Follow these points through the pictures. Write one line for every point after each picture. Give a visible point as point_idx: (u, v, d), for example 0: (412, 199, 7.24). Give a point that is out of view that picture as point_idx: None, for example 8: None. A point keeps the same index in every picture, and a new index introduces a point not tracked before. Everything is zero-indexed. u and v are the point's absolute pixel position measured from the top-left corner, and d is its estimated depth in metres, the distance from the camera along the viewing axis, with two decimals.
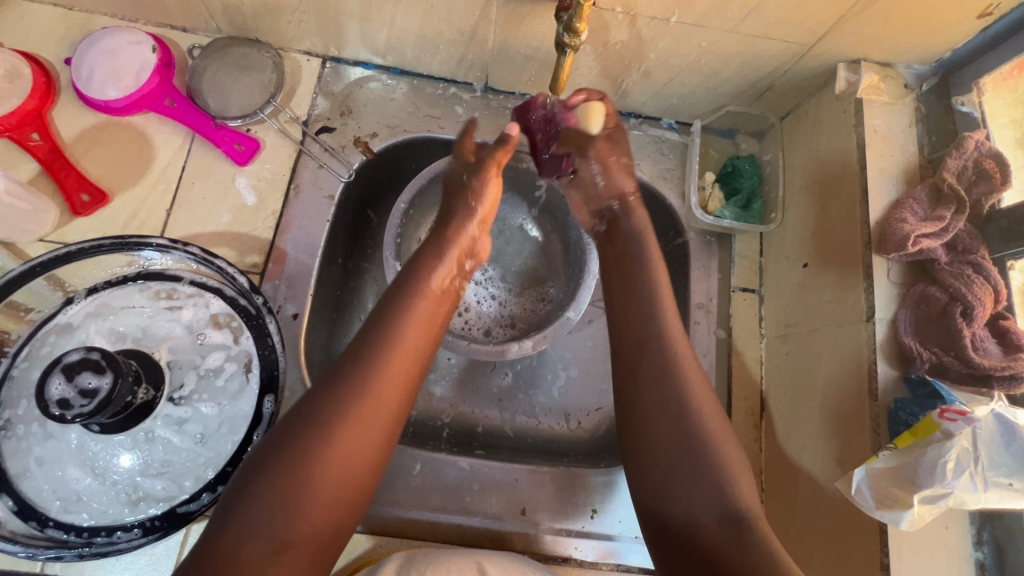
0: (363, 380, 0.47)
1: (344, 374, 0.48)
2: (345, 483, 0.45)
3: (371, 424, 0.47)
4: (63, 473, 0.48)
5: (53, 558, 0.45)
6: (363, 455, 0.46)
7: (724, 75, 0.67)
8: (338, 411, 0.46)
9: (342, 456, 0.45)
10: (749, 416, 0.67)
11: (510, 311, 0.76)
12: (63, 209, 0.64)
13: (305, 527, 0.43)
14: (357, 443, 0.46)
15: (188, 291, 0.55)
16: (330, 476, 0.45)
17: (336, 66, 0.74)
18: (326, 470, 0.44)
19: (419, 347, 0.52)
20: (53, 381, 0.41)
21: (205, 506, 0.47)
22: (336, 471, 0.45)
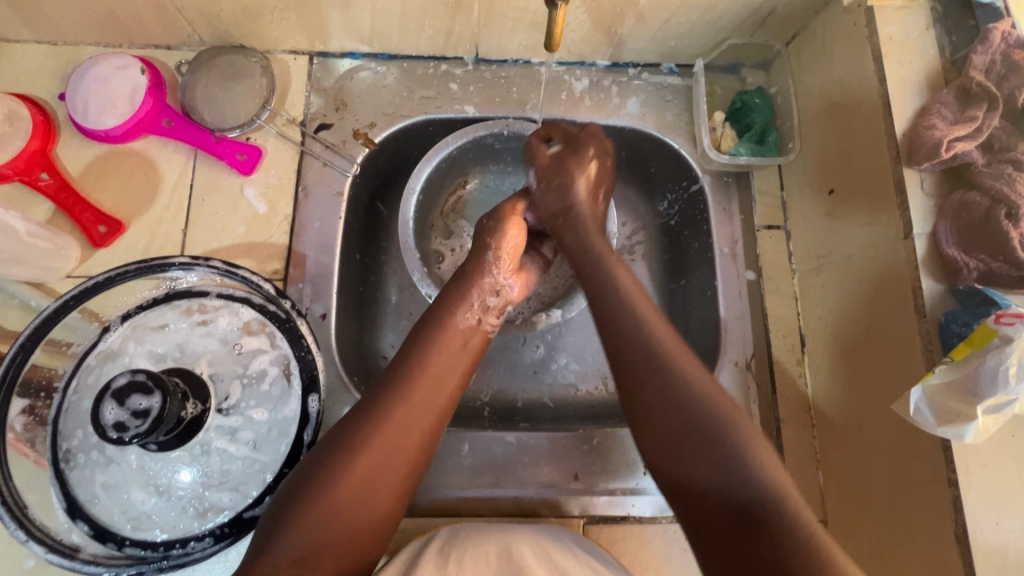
0: (400, 386, 0.52)
1: (375, 402, 0.51)
2: (369, 507, 0.47)
3: (393, 450, 0.49)
4: (129, 496, 0.49)
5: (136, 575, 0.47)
6: (386, 488, 0.48)
7: (721, 7, 0.65)
8: (379, 416, 0.50)
9: (367, 478, 0.47)
10: (790, 353, 0.66)
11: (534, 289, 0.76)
12: (83, 243, 0.64)
13: (324, 553, 0.45)
14: (396, 443, 0.49)
15: (214, 304, 0.55)
16: (355, 498, 0.47)
17: (324, 61, 0.72)
18: (344, 501, 0.46)
19: (455, 357, 0.55)
20: (106, 407, 0.42)
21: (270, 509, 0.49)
22: (349, 505, 0.46)
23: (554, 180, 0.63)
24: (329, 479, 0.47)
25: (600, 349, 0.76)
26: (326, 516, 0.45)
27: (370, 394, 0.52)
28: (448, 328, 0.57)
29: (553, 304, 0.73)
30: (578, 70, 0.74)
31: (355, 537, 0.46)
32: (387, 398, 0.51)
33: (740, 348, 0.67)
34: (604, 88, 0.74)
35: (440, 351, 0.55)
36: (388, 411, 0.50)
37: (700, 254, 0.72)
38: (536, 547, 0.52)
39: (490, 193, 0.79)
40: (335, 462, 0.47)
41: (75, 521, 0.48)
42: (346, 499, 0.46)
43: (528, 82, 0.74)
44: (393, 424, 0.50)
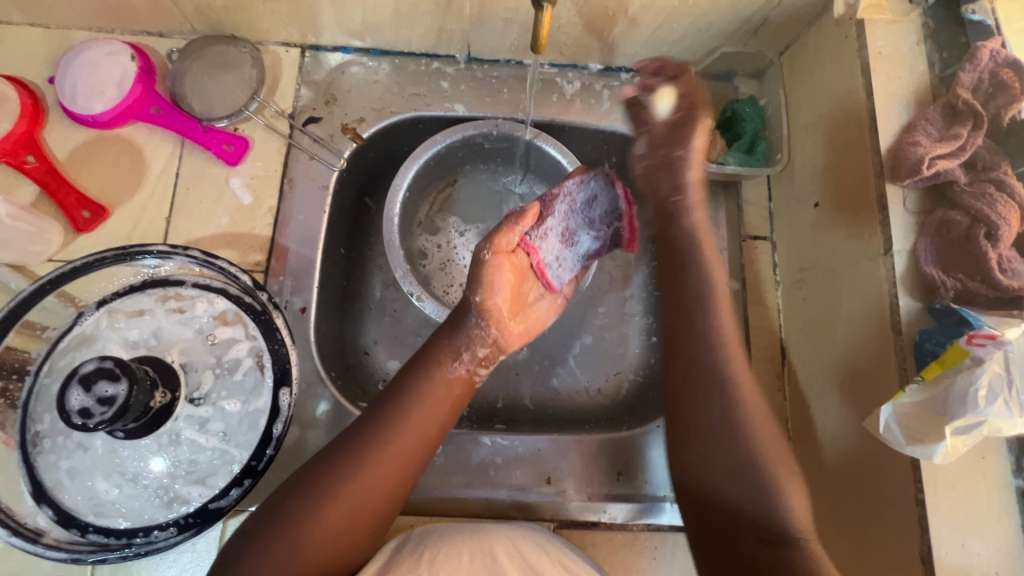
0: (386, 425, 0.51)
1: (355, 435, 0.51)
2: (342, 539, 0.47)
3: (372, 487, 0.49)
4: (93, 483, 0.49)
5: (100, 561, 0.47)
6: (362, 523, 0.48)
7: (715, 14, 0.64)
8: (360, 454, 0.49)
9: (343, 511, 0.48)
10: (771, 365, 0.66)
11: None
12: (67, 228, 0.64)
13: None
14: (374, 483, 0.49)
15: (187, 294, 0.55)
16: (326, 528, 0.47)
17: (316, 54, 0.72)
18: (302, 553, 0.46)
19: (443, 403, 0.54)
20: (72, 393, 0.43)
21: (234, 502, 0.49)
22: (324, 538, 0.47)
23: (668, 151, 0.61)
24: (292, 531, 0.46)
25: (583, 352, 0.76)
26: (279, 571, 0.45)
27: (340, 443, 0.51)
28: (433, 372, 0.55)
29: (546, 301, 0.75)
30: (570, 73, 0.74)
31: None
32: (357, 446, 0.50)
33: None
34: (596, 91, 0.74)
35: (423, 402, 0.53)
36: (369, 448, 0.50)
37: None
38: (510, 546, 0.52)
39: (480, 190, 0.79)
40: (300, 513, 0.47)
41: (40, 506, 0.48)
42: (307, 550, 0.46)
43: (520, 82, 0.74)
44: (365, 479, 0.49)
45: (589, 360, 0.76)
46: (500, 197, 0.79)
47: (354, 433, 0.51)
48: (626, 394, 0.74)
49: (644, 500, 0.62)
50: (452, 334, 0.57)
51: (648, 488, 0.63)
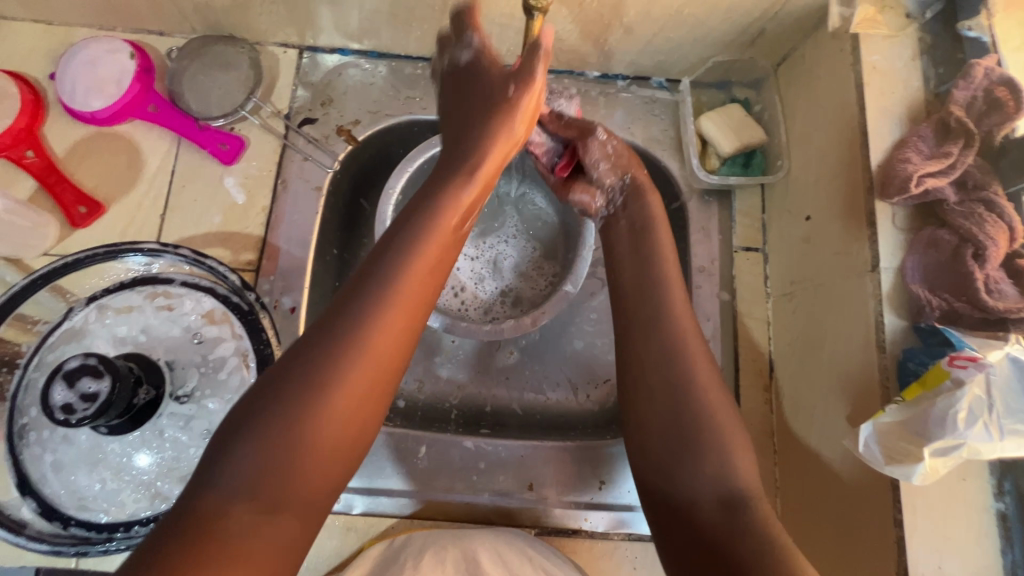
0: (377, 297, 0.43)
1: (335, 316, 0.42)
2: (342, 442, 0.39)
3: (373, 370, 0.41)
4: (76, 478, 0.50)
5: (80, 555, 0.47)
6: (363, 412, 0.40)
7: (711, 24, 0.64)
8: (349, 329, 0.41)
9: (344, 411, 0.39)
10: (758, 378, 0.66)
11: (513, 291, 0.78)
12: (63, 223, 0.65)
13: (287, 503, 0.37)
14: (372, 373, 0.41)
15: (174, 292, 0.55)
16: (327, 427, 0.39)
17: (313, 56, 0.73)
18: (302, 470, 0.38)
19: (434, 272, 0.47)
20: (56, 388, 0.43)
21: None
22: (328, 442, 0.39)
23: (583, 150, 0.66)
24: (295, 426, 0.38)
25: (572, 358, 0.76)
26: (270, 481, 0.37)
27: (335, 314, 0.42)
28: (428, 240, 0.47)
29: (537, 303, 0.76)
30: (566, 80, 0.75)
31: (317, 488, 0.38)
32: (361, 309, 0.42)
33: None
34: (592, 98, 0.74)
35: (429, 240, 0.48)
36: (359, 320, 0.41)
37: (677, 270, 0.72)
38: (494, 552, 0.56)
39: None
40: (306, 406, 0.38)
41: (24, 497, 0.49)
42: (314, 448, 0.38)
43: None
44: (377, 329, 0.42)
45: (579, 366, 0.76)
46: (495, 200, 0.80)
47: (349, 301, 0.43)
48: (615, 401, 0.74)
49: (627, 510, 0.62)
50: (478, 120, 0.55)
51: (628, 498, 0.62)
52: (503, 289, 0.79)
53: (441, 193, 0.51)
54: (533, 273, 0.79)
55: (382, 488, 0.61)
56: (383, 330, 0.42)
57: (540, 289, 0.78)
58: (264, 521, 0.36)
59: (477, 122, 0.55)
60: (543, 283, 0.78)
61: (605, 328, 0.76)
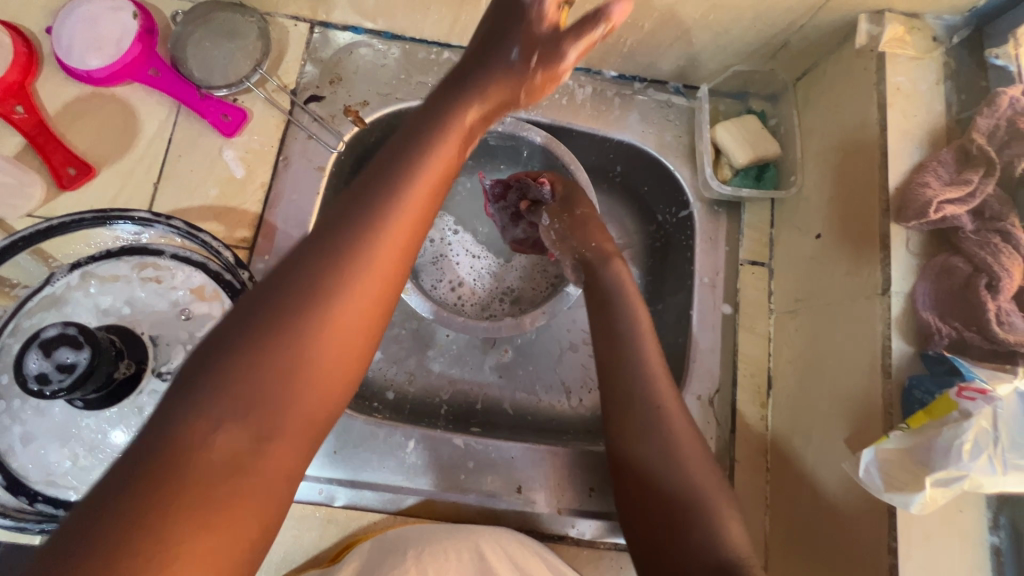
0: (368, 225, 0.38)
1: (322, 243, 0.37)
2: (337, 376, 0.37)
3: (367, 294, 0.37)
4: (45, 453, 0.47)
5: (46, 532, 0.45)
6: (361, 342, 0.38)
7: (735, 33, 0.63)
8: (348, 245, 0.37)
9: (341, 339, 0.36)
10: (755, 394, 0.65)
11: (512, 289, 0.77)
12: (50, 183, 0.62)
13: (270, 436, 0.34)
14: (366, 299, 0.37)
15: (164, 264, 0.53)
16: (325, 352, 0.36)
17: (325, 32, 0.71)
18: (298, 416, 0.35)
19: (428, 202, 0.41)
20: (31, 356, 0.41)
21: None
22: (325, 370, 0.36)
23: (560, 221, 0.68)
24: (270, 377, 0.34)
25: (567, 362, 0.75)
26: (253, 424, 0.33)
27: (322, 233, 0.38)
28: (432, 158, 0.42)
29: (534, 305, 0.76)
30: (583, 77, 0.73)
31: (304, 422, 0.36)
32: (356, 224, 0.38)
33: (707, 380, 0.66)
34: (607, 98, 0.73)
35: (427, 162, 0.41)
36: (359, 246, 0.37)
37: (681, 280, 0.72)
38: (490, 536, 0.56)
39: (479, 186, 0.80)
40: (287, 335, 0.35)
41: None
42: (315, 372, 0.35)
43: None
44: (376, 242, 0.38)
45: (576, 369, 0.75)
46: None
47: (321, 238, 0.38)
48: None
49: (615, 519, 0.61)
50: None
51: None
52: (502, 285, 0.77)
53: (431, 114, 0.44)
54: (535, 271, 0.78)
55: (366, 481, 0.60)
56: (367, 261, 0.37)
57: (540, 289, 0.77)
58: (244, 458, 0.33)
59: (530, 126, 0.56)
60: (544, 283, 0.78)
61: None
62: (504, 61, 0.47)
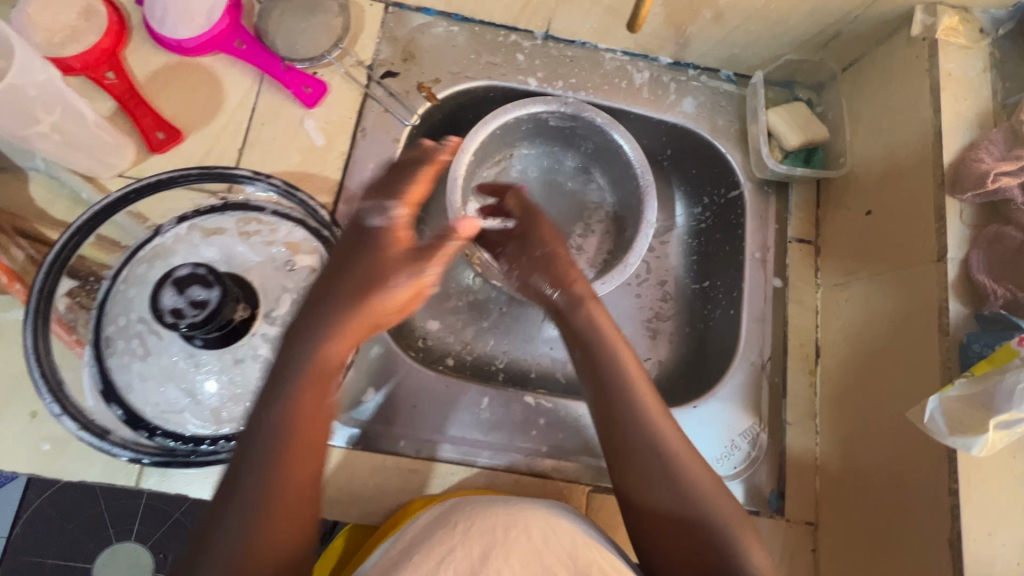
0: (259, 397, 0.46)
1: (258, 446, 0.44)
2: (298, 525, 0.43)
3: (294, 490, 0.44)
4: (162, 392, 0.50)
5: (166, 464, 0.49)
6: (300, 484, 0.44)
7: (792, 22, 0.67)
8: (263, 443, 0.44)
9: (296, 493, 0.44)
10: (805, 362, 0.69)
11: (562, 263, 0.81)
12: (139, 146, 0.65)
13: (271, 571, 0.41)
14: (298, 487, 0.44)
15: (267, 219, 0.56)
16: (283, 516, 0.43)
17: (399, 12, 0.74)
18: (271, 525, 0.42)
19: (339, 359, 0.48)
20: (166, 293, 0.44)
21: None
22: (283, 509, 0.43)
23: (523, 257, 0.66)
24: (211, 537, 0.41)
25: None
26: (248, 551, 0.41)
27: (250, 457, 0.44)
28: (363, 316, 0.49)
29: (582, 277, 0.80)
30: (641, 63, 0.77)
31: (311, 495, 0.45)
32: (270, 430, 0.44)
33: (759, 348, 0.70)
34: (664, 84, 0.77)
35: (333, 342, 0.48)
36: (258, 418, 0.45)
37: (730, 257, 0.76)
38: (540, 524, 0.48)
39: (533, 166, 0.84)
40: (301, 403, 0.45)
41: (111, 403, 0.50)
42: (271, 523, 0.42)
43: (592, 65, 0.76)
44: (291, 479, 0.44)
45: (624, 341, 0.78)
46: (553, 175, 0.84)
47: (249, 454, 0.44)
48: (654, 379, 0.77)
49: None
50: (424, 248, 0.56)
51: None
52: None
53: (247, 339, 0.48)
54: (584, 247, 0.82)
55: (443, 435, 0.63)
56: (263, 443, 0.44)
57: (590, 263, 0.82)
58: (285, 512, 0.43)
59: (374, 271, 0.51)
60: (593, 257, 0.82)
61: (650, 305, 0.79)
62: (365, 262, 0.50)
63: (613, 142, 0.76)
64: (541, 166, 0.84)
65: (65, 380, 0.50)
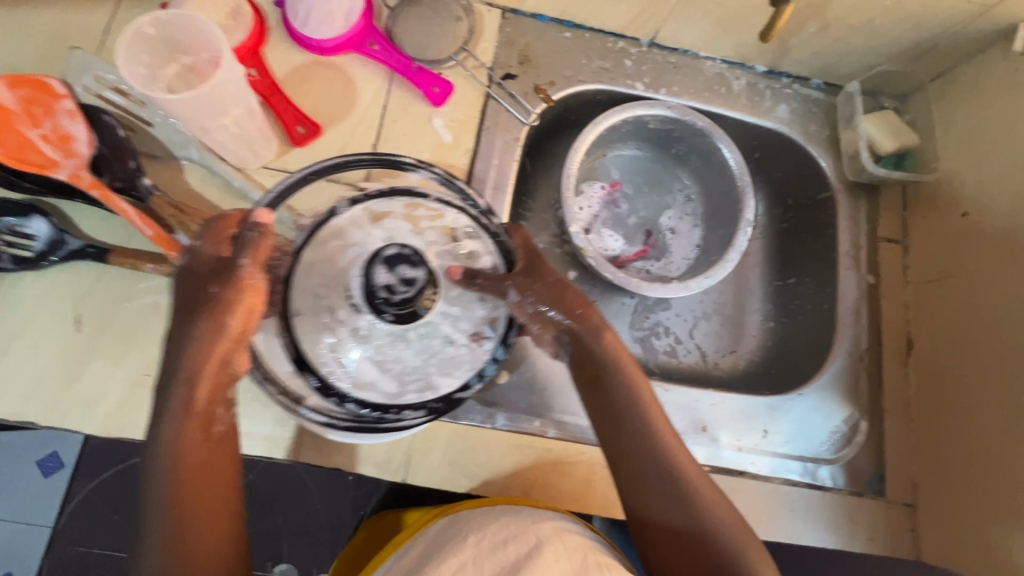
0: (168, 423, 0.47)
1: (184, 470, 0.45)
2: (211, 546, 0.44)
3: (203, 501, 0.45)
4: (352, 361, 0.54)
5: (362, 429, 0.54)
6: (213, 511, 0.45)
7: (893, 35, 0.72)
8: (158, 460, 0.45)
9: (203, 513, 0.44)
10: (898, 354, 0.74)
11: (646, 260, 0.86)
12: (282, 139, 0.68)
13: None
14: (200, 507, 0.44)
15: (434, 208, 0.60)
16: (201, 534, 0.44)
17: (514, 17, 0.78)
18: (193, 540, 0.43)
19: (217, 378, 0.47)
20: (379, 270, 0.54)
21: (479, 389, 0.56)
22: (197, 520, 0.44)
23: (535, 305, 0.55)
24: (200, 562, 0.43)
25: (703, 330, 0.83)
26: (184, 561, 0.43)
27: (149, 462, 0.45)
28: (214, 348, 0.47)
29: (663, 274, 0.86)
30: (738, 71, 0.82)
31: (224, 490, 0.46)
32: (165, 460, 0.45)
33: (855, 340, 0.74)
34: (759, 90, 0.81)
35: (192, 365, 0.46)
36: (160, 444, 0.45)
37: (820, 255, 0.80)
38: (502, 526, 0.49)
39: (620, 167, 0.89)
40: (188, 400, 0.46)
41: (306, 374, 0.53)
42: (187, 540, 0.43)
43: (694, 72, 0.81)
44: (180, 501, 0.44)
45: (710, 335, 0.83)
46: (636, 177, 0.89)
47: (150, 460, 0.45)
48: (739, 372, 0.81)
49: (784, 456, 0.70)
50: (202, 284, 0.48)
51: (787, 447, 0.70)
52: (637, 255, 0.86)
53: (186, 340, 0.46)
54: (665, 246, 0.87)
55: (569, 417, 0.67)
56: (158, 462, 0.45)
57: (670, 260, 0.87)
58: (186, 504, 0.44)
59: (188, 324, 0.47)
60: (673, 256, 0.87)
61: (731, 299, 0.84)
62: (186, 337, 0.46)
63: (709, 144, 0.81)
64: (627, 168, 0.89)
65: (261, 346, 0.54)
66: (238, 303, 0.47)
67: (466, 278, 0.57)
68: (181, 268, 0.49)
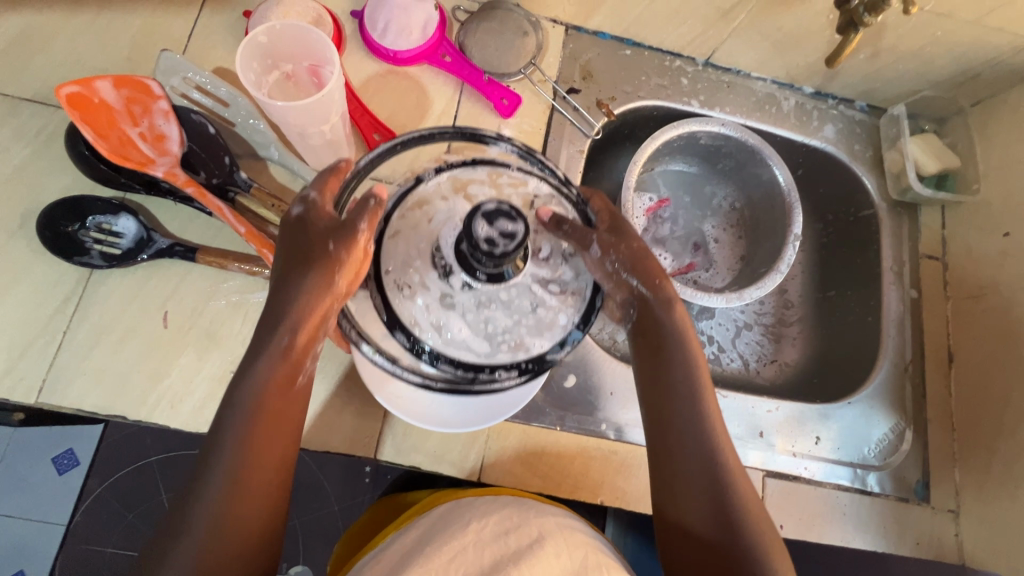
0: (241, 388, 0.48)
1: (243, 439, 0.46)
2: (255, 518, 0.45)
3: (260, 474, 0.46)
4: (445, 323, 0.50)
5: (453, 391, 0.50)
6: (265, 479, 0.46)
7: (939, 63, 0.76)
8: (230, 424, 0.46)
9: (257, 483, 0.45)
10: (940, 365, 0.78)
11: (692, 269, 0.89)
12: (359, 146, 0.70)
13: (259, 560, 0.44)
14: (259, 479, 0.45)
15: (516, 175, 0.56)
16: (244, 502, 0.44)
17: (577, 34, 0.80)
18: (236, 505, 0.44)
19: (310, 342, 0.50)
20: (479, 225, 0.45)
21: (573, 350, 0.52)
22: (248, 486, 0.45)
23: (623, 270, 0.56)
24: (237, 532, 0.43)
25: (747, 339, 0.86)
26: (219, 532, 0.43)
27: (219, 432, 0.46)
28: (318, 301, 0.49)
29: (709, 285, 0.89)
30: (787, 91, 0.85)
31: (278, 463, 0.47)
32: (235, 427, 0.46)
33: (900, 352, 0.78)
34: (807, 110, 0.85)
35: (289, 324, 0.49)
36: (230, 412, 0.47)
37: (862, 269, 0.84)
38: (503, 518, 0.50)
39: (667, 180, 0.92)
40: (287, 343, 0.49)
41: (395, 332, 0.49)
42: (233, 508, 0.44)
43: (746, 91, 0.84)
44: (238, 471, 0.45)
45: (752, 344, 0.86)
46: (682, 189, 0.92)
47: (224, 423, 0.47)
48: (782, 380, 0.84)
49: (837, 462, 0.72)
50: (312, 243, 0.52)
51: (839, 453, 0.73)
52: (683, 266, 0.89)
53: (298, 287, 0.50)
54: (708, 257, 0.91)
55: (632, 421, 0.69)
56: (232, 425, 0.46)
57: (714, 272, 0.90)
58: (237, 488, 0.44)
59: (296, 276, 0.50)
60: (717, 267, 0.91)
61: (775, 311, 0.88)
62: (300, 289, 0.49)
63: (756, 157, 0.83)
64: (674, 181, 0.92)
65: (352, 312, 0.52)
66: (347, 263, 0.50)
67: (553, 223, 0.54)
68: (296, 217, 0.53)
